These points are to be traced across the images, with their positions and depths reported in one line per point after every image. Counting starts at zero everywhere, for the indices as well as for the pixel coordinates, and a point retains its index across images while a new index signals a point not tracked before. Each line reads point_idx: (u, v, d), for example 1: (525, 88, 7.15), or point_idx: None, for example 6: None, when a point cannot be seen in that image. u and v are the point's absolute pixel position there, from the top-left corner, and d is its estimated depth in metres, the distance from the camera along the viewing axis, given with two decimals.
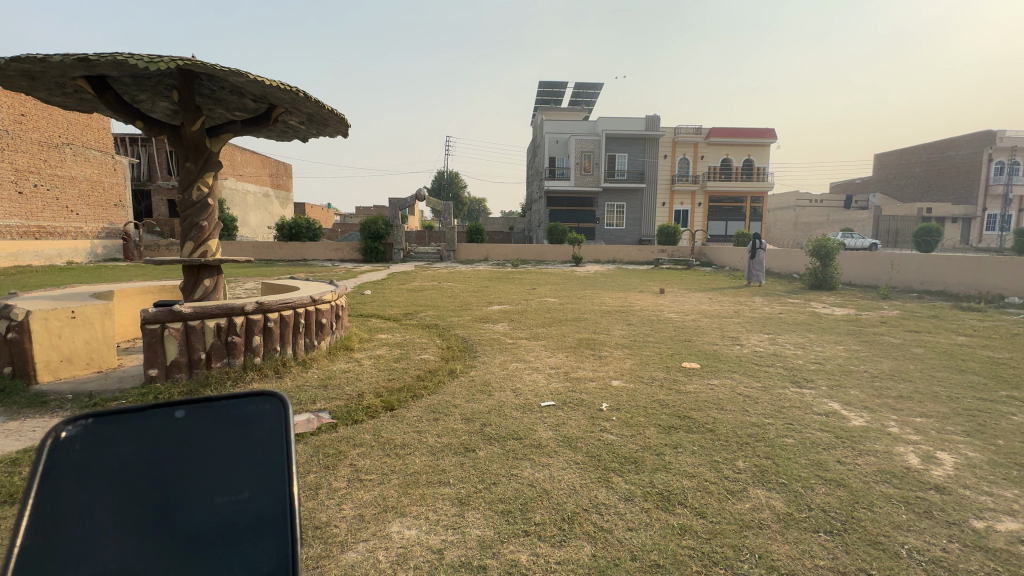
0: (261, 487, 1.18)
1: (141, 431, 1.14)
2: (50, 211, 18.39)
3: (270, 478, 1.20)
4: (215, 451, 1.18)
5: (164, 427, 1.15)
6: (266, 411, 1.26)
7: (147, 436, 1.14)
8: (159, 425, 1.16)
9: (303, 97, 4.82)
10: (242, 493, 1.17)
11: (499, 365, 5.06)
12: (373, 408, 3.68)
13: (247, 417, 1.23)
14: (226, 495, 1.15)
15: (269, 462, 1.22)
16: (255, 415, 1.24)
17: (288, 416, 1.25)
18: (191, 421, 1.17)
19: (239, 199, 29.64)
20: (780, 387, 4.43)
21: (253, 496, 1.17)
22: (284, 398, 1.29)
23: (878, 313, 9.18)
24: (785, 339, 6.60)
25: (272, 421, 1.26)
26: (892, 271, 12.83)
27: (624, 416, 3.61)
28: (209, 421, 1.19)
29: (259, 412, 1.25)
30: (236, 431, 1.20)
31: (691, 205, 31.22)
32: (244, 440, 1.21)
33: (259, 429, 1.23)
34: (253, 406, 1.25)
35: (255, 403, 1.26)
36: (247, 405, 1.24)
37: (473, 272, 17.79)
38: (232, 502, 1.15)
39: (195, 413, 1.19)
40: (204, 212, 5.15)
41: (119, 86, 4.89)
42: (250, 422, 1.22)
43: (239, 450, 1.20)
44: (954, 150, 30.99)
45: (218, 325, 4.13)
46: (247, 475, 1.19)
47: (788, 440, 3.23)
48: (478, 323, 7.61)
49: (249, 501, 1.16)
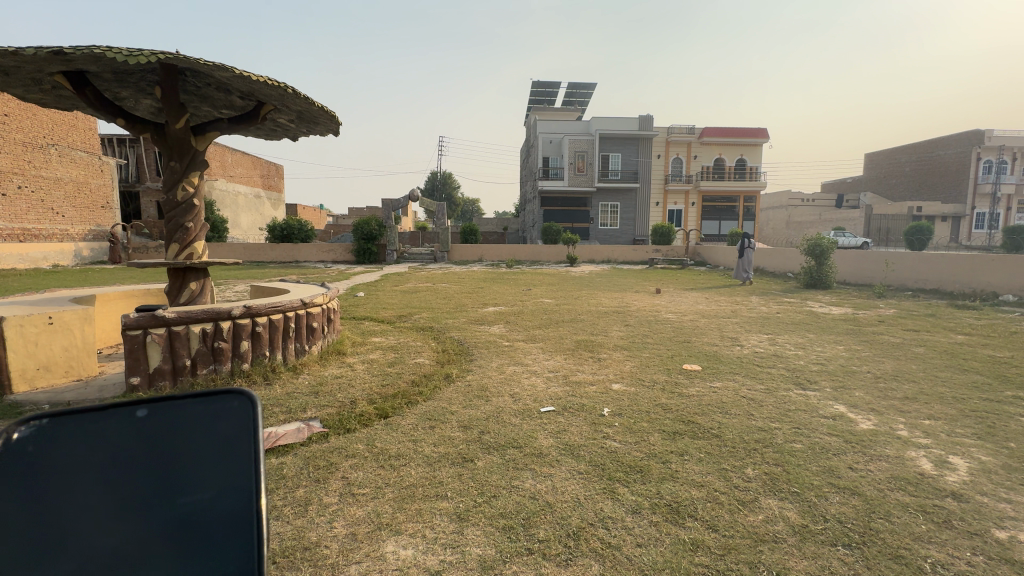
0: (227, 486, 1.07)
1: (101, 429, 0.98)
2: (35, 213, 18.03)
3: (237, 479, 1.09)
4: (185, 450, 1.04)
5: (122, 425, 1.00)
6: (234, 406, 1.14)
7: (109, 435, 0.99)
8: (119, 422, 1.00)
9: (293, 94, 4.65)
10: (207, 495, 1.05)
11: (496, 368, 4.93)
12: (367, 416, 3.54)
13: (215, 412, 1.11)
14: (190, 496, 1.03)
15: (241, 460, 1.11)
16: (222, 411, 1.12)
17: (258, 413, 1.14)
18: (155, 418, 1.03)
19: (230, 200, 29.27)
20: (784, 390, 4.34)
21: (220, 496, 1.06)
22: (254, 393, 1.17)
23: (876, 312, 9.15)
24: (785, 339, 6.53)
25: (240, 418, 1.14)
26: (887, 270, 12.84)
27: (627, 422, 3.49)
28: (179, 416, 1.06)
29: (226, 408, 1.13)
30: (207, 428, 1.08)
31: (685, 204, 31.27)
32: (216, 438, 1.09)
33: (230, 426, 1.12)
34: (221, 403, 1.13)
35: (222, 400, 1.13)
36: (214, 401, 1.11)
37: (467, 273, 17.65)
38: (199, 505, 1.03)
39: (160, 408, 1.04)
40: (189, 213, 4.98)
41: (99, 83, 4.72)
42: (220, 419, 1.11)
43: (209, 449, 1.08)
44: (944, 150, 31.32)
45: (203, 331, 3.97)
46: (215, 475, 1.07)
47: (796, 445, 3.13)
48: (474, 325, 7.47)
49: (217, 503, 1.05)
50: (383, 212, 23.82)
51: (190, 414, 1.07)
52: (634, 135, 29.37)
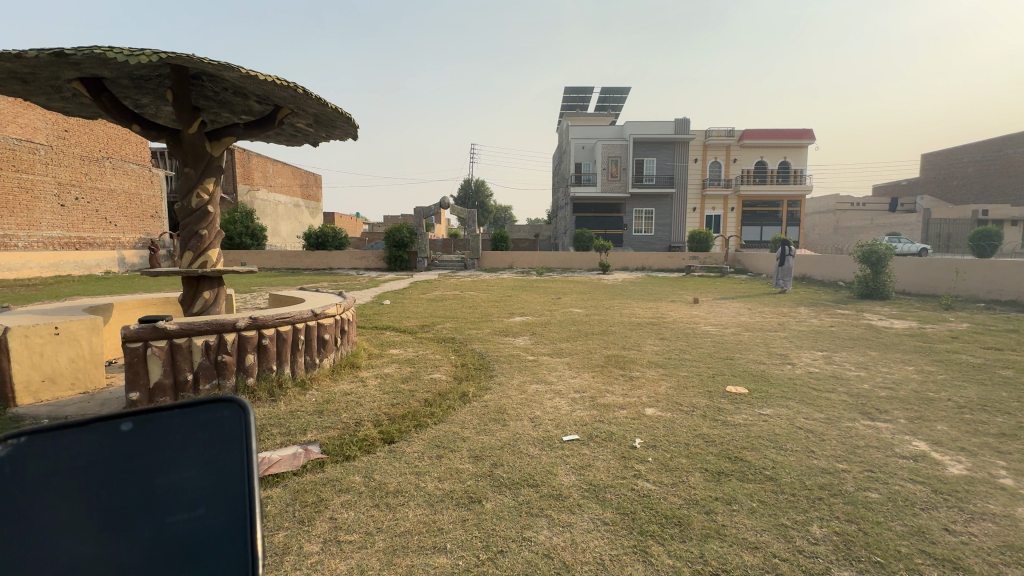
0: (218, 498, 1.00)
1: (81, 445, 0.89)
2: (90, 223, 19.10)
3: (229, 491, 1.01)
4: (176, 459, 0.96)
5: (108, 440, 0.91)
6: (223, 419, 1.06)
7: (97, 450, 0.90)
8: (100, 438, 0.91)
9: (304, 95, 4.42)
10: (195, 507, 0.97)
11: (518, 387, 4.52)
12: (369, 441, 3.22)
13: (202, 424, 1.02)
14: (177, 506, 0.95)
15: (230, 471, 1.02)
16: (210, 423, 1.03)
17: (250, 421, 1.04)
18: (142, 433, 0.95)
19: (270, 209, 30.25)
20: (846, 419, 3.75)
21: (207, 510, 0.98)
22: (243, 403, 1.09)
23: (946, 326, 8.17)
24: (843, 357, 5.81)
25: (232, 428, 1.06)
26: (957, 279, 11.62)
27: (662, 457, 3.02)
28: (167, 431, 0.97)
29: (216, 420, 1.05)
30: (193, 440, 1.00)
31: (724, 210, 30.00)
32: (209, 447, 1.01)
33: (222, 437, 1.04)
34: (211, 413, 1.04)
35: (210, 411, 1.05)
36: (200, 413, 1.03)
37: (497, 281, 17.34)
38: (186, 519, 0.95)
39: (148, 420, 0.96)
40: (203, 220, 4.85)
41: (119, 90, 4.69)
42: (209, 432, 1.02)
43: (199, 460, 1.00)
44: (1013, 149, 28.86)
45: (206, 343, 3.77)
46: (202, 487, 0.99)
47: (872, 495, 2.59)
48: (498, 336, 7.10)
49: (205, 516, 0.97)
50: (414, 220, 23.91)
51: (177, 426, 0.99)
52: (670, 139, 28.49)
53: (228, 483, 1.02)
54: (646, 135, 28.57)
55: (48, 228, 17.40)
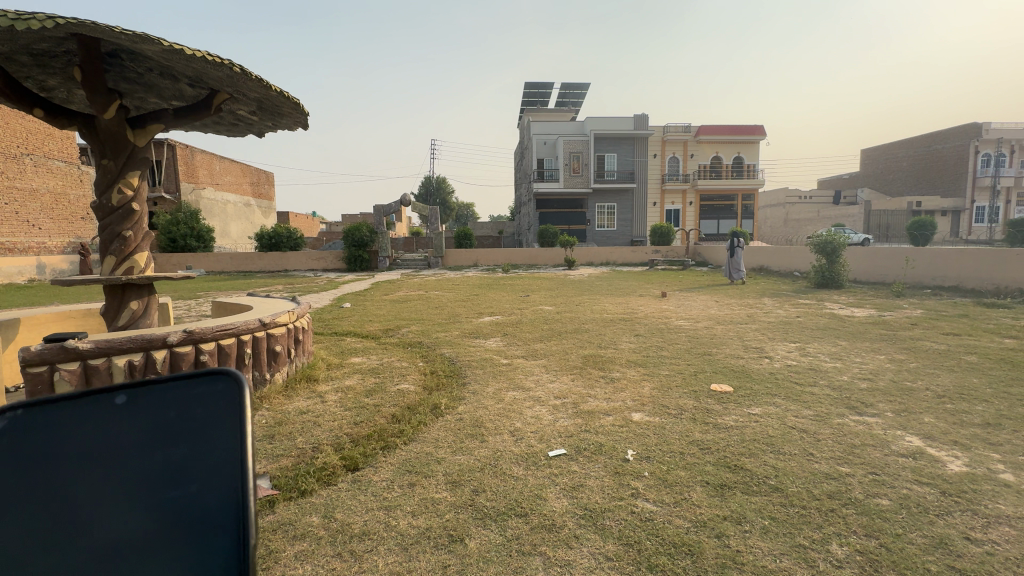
0: (217, 474, 0.93)
1: (78, 420, 0.92)
2: (8, 226, 17.20)
3: (226, 468, 0.93)
4: (172, 435, 0.95)
5: (103, 413, 0.94)
6: (221, 389, 1.00)
7: (94, 427, 0.92)
8: (100, 410, 0.94)
9: (243, 75, 3.85)
10: (192, 487, 0.92)
11: (493, 396, 4.17)
12: (329, 470, 2.80)
13: (200, 396, 0.99)
14: (178, 482, 0.91)
15: (222, 449, 0.95)
16: (210, 393, 0.99)
17: (243, 389, 0.97)
18: (134, 407, 0.95)
19: (218, 209, 28.46)
20: (835, 415, 3.63)
21: (205, 488, 0.92)
22: (239, 373, 1.00)
23: (902, 313, 8.45)
24: (817, 348, 5.81)
25: (229, 400, 0.99)
26: (905, 267, 12.17)
27: (658, 471, 2.76)
28: (163, 406, 0.97)
29: (213, 390, 1.00)
30: (189, 413, 0.97)
31: (682, 204, 30.71)
32: (204, 421, 0.97)
33: (215, 413, 0.98)
34: (208, 386, 1.00)
35: (208, 384, 1.01)
36: (199, 384, 1.00)
37: (463, 279, 16.92)
38: (185, 498, 0.90)
39: (141, 392, 0.96)
40: (127, 220, 4.23)
41: (18, 69, 4.00)
42: (205, 404, 0.98)
43: (193, 436, 0.96)
44: (941, 144, 30.99)
45: (130, 363, 3.21)
46: (199, 464, 0.94)
47: (883, 502, 2.43)
48: (468, 339, 6.72)
49: (203, 497, 0.91)
50: (374, 218, 23.03)
51: (174, 397, 0.98)
52: (629, 134, 28.81)
53: (225, 460, 0.94)
54: (606, 131, 28.76)
55: None
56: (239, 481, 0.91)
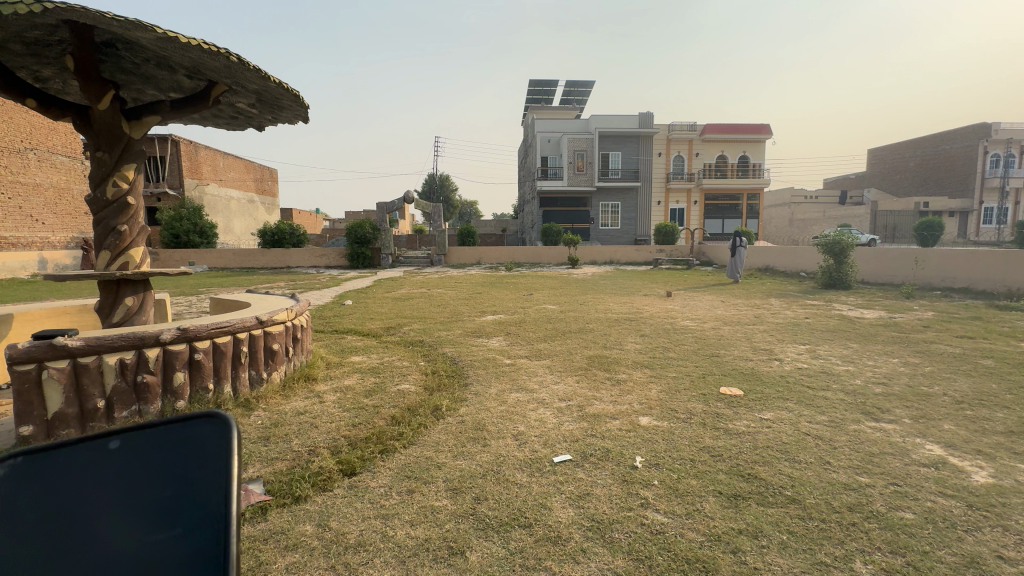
0: (201, 526, 0.81)
1: (63, 465, 0.88)
2: (12, 221, 17.20)
3: (208, 518, 0.81)
4: (155, 475, 0.86)
5: (92, 459, 0.88)
6: (209, 433, 0.91)
7: (81, 472, 0.87)
8: (83, 452, 0.89)
9: (241, 66, 3.73)
10: (173, 532, 0.82)
11: (496, 397, 4.06)
12: (325, 475, 2.70)
13: (189, 440, 0.90)
14: (154, 531, 0.81)
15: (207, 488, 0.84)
16: (200, 436, 0.90)
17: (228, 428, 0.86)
18: (126, 453, 0.90)
19: (221, 205, 28.47)
20: (850, 421, 3.50)
21: (186, 544, 0.80)
22: (228, 415, 0.90)
23: (913, 315, 8.30)
24: (827, 351, 5.66)
25: (217, 441, 0.89)
26: (914, 268, 11.98)
27: (668, 479, 2.64)
28: (149, 450, 0.90)
29: (203, 435, 0.91)
30: (176, 456, 0.88)
31: (687, 203, 30.49)
32: (187, 459, 0.88)
33: (202, 451, 0.88)
34: (198, 428, 0.91)
35: (199, 426, 0.92)
36: (188, 428, 0.92)
37: (465, 277, 16.84)
38: (160, 548, 0.79)
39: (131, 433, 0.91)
40: (122, 214, 4.13)
41: (10, 58, 3.89)
42: (193, 448, 0.89)
43: (176, 479, 0.86)
44: (949, 145, 30.68)
45: (122, 362, 3.11)
46: (182, 506, 0.84)
47: (908, 516, 2.29)
48: (471, 337, 6.62)
49: (183, 546, 0.80)
50: (377, 215, 22.91)
51: (162, 440, 0.91)
52: (634, 132, 28.59)
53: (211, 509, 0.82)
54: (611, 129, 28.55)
55: None
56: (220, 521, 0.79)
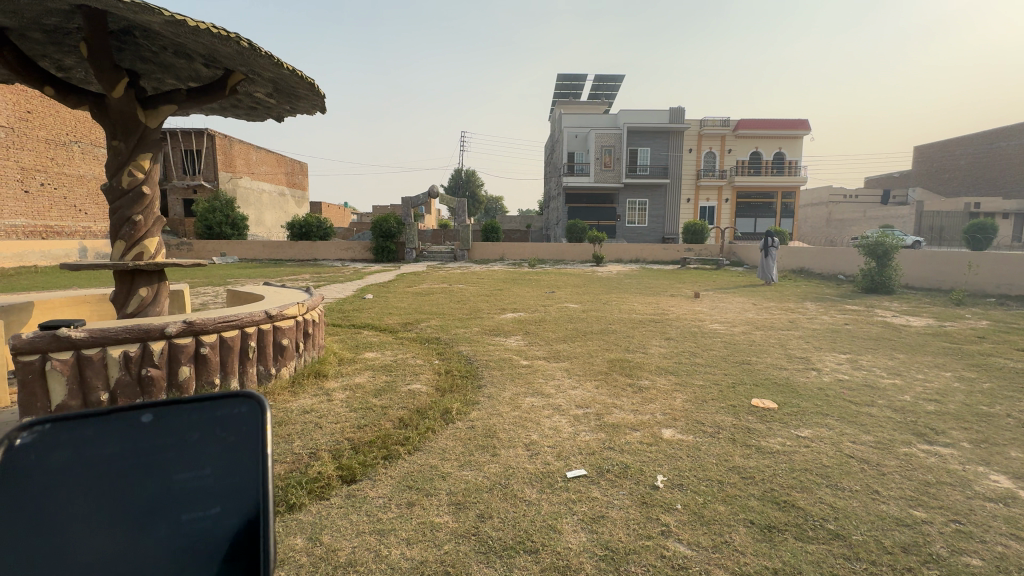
0: (233, 495, 1.09)
1: (109, 441, 1.04)
2: (57, 211, 17.96)
3: (243, 491, 1.10)
4: (195, 460, 1.09)
5: (129, 431, 1.06)
6: (238, 416, 1.17)
7: (122, 440, 1.05)
8: (129, 432, 1.06)
9: (254, 52, 3.62)
10: (208, 504, 1.07)
11: (509, 402, 3.86)
12: (323, 482, 2.55)
13: (218, 420, 1.15)
14: (196, 503, 1.07)
15: (242, 476, 1.11)
16: (231, 417, 1.16)
17: (261, 418, 1.15)
18: (159, 426, 1.08)
19: (253, 198, 29.16)
20: (899, 443, 3.16)
21: (223, 508, 1.07)
22: (257, 401, 1.20)
23: (966, 324, 7.65)
24: (871, 362, 5.23)
25: (245, 425, 1.17)
26: (969, 273, 11.11)
27: (693, 503, 2.38)
28: (185, 427, 1.11)
29: (231, 416, 1.17)
30: (210, 434, 1.12)
31: (718, 201, 29.49)
32: (223, 451, 1.12)
33: (237, 447, 1.14)
34: (227, 410, 1.16)
35: (226, 408, 1.17)
36: (217, 410, 1.15)
37: (487, 273, 16.68)
38: (200, 518, 1.05)
39: (169, 421, 1.10)
40: (137, 204, 4.10)
41: (32, 47, 3.90)
42: (227, 426, 1.14)
43: (213, 458, 1.11)
44: (1006, 141, 28.68)
45: (126, 355, 3.04)
46: (218, 486, 1.09)
47: (974, 563, 1.98)
48: (488, 336, 6.43)
49: (220, 519, 1.06)
50: (402, 209, 22.97)
51: (195, 419, 1.13)
52: (664, 128, 27.82)
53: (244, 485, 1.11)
54: (640, 124, 27.86)
55: (10, 217, 16.18)
56: (257, 505, 1.09)
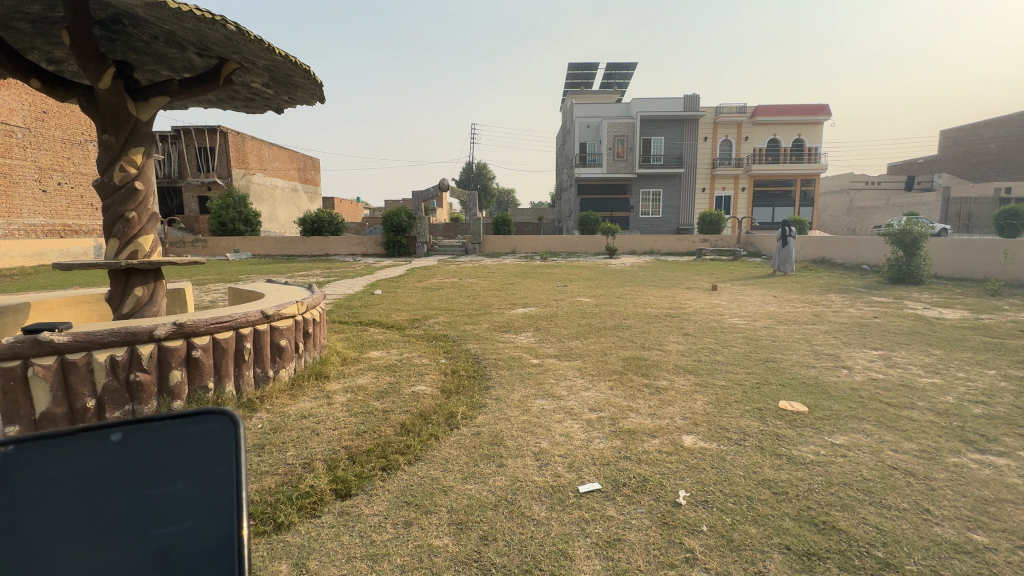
0: (207, 511, 0.88)
1: (68, 460, 0.82)
2: (75, 209, 18.16)
3: (221, 509, 0.89)
4: (163, 471, 0.87)
5: (93, 448, 0.84)
6: (214, 430, 0.93)
7: (84, 461, 0.84)
8: (88, 447, 0.84)
9: (244, 37, 3.40)
10: (186, 522, 0.87)
11: (518, 405, 3.64)
12: (315, 496, 2.36)
13: (189, 436, 0.91)
14: (165, 518, 0.85)
15: (222, 489, 0.90)
16: (205, 435, 0.92)
17: (240, 436, 0.91)
18: (128, 444, 0.86)
19: (266, 194, 29.30)
20: (948, 452, 2.86)
21: (199, 524, 0.87)
22: (235, 413, 0.95)
23: (1004, 316, 7.21)
24: (905, 359, 4.89)
25: (224, 442, 0.93)
26: (1004, 262, 10.53)
27: (719, 525, 2.14)
28: (157, 443, 0.88)
29: (207, 432, 0.93)
30: (182, 450, 0.89)
31: (734, 190, 28.80)
32: (197, 459, 0.90)
33: (212, 458, 0.92)
34: (203, 424, 0.93)
35: (200, 421, 0.93)
36: (191, 424, 0.91)
37: (499, 267, 16.47)
38: (172, 535, 0.85)
39: (139, 431, 0.88)
40: (130, 200, 3.97)
41: (18, 38, 3.73)
42: (201, 444, 0.91)
43: (187, 474, 0.88)
44: None
45: (112, 360, 2.89)
46: (194, 501, 0.88)
47: None
48: (498, 332, 6.22)
49: (196, 534, 0.86)
50: (413, 203, 22.85)
51: (164, 436, 0.89)
52: (678, 116, 27.15)
53: (221, 504, 0.90)
54: (654, 113, 27.23)
55: (29, 216, 16.41)
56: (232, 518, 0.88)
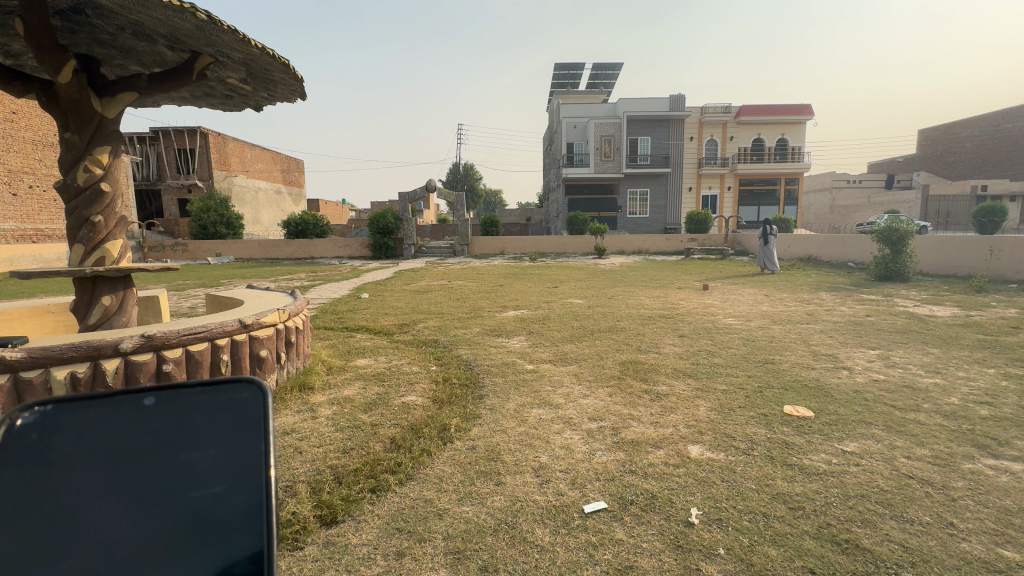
0: (240, 474, 0.90)
1: (109, 422, 0.89)
2: (47, 213, 17.44)
3: (251, 474, 0.90)
4: (199, 438, 0.91)
5: (130, 413, 0.89)
6: (244, 398, 0.96)
7: (119, 424, 0.89)
8: (128, 412, 0.90)
9: (217, 27, 3.17)
10: (217, 486, 0.89)
11: (514, 415, 3.47)
12: (297, 525, 2.16)
13: (217, 405, 0.93)
14: (201, 481, 0.88)
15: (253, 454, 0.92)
16: (232, 402, 0.94)
17: (265, 402, 0.93)
18: (159, 409, 0.90)
19: (250, 196, 28.67)
20: (961, 458, 2.76)
21: (231, 489, 0.89)
22: (262, 382, 0.97)
23: (993, 313, 7.23)
24: (904, 358, 4.82)
25: (252, 409, 0.95)
26: (990, 259, 10.65)
27: (736, 546, 2.00)
28: (189, 409, 0.91)
29: (237, 400, 0.95)
30: (213, 416, 0.92)
31: (720, 189, 29.06)
32: (227, 426, 0.92)
33: (243, 422, 0.93)
34: (233, 392, 0.96)
35: (230, 390, 0.96)
36: (220, 391, 0.94)
37: (488, 268, 16.28)
38: (206, 497, 0.87)
39: (170, 398, 0.92)
40: (94, 204, 3.70)
41: None
42: (231, 411, 0.93)
43: (217, 439, 0.91)
44: (1013, 123, 28.07)
45: (72, 378, 2.65)
46: (225, 465, 0.90)
47: None
48: (489, 337, 6.04)
49: (227, 498, 0.88)
50: (399, 205, 22.55)
51: (190, 404, 0.92)
52: (664, 116, 27.21)
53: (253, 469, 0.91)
54: (640, 113, 27.25)
55: None
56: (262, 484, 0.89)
